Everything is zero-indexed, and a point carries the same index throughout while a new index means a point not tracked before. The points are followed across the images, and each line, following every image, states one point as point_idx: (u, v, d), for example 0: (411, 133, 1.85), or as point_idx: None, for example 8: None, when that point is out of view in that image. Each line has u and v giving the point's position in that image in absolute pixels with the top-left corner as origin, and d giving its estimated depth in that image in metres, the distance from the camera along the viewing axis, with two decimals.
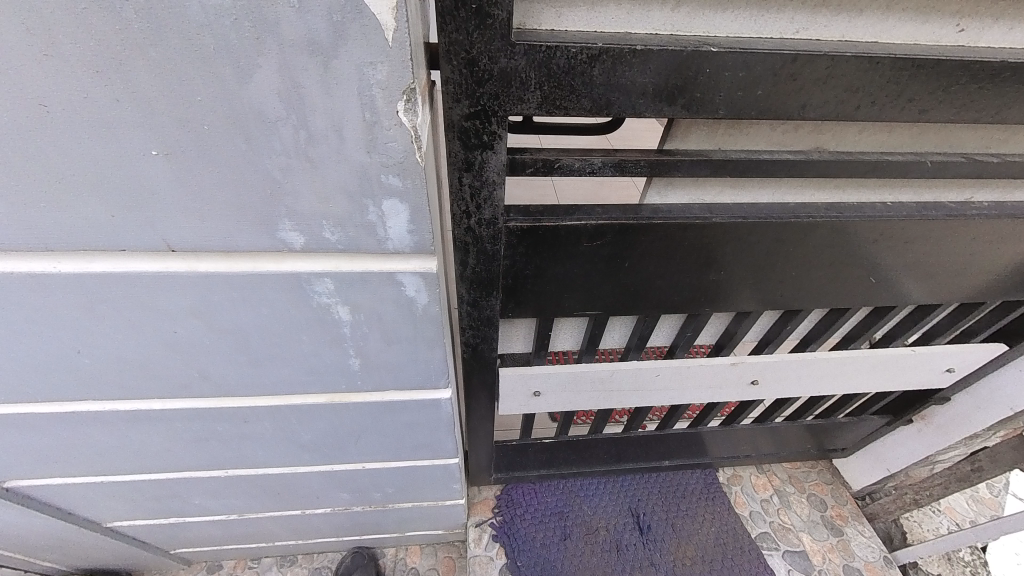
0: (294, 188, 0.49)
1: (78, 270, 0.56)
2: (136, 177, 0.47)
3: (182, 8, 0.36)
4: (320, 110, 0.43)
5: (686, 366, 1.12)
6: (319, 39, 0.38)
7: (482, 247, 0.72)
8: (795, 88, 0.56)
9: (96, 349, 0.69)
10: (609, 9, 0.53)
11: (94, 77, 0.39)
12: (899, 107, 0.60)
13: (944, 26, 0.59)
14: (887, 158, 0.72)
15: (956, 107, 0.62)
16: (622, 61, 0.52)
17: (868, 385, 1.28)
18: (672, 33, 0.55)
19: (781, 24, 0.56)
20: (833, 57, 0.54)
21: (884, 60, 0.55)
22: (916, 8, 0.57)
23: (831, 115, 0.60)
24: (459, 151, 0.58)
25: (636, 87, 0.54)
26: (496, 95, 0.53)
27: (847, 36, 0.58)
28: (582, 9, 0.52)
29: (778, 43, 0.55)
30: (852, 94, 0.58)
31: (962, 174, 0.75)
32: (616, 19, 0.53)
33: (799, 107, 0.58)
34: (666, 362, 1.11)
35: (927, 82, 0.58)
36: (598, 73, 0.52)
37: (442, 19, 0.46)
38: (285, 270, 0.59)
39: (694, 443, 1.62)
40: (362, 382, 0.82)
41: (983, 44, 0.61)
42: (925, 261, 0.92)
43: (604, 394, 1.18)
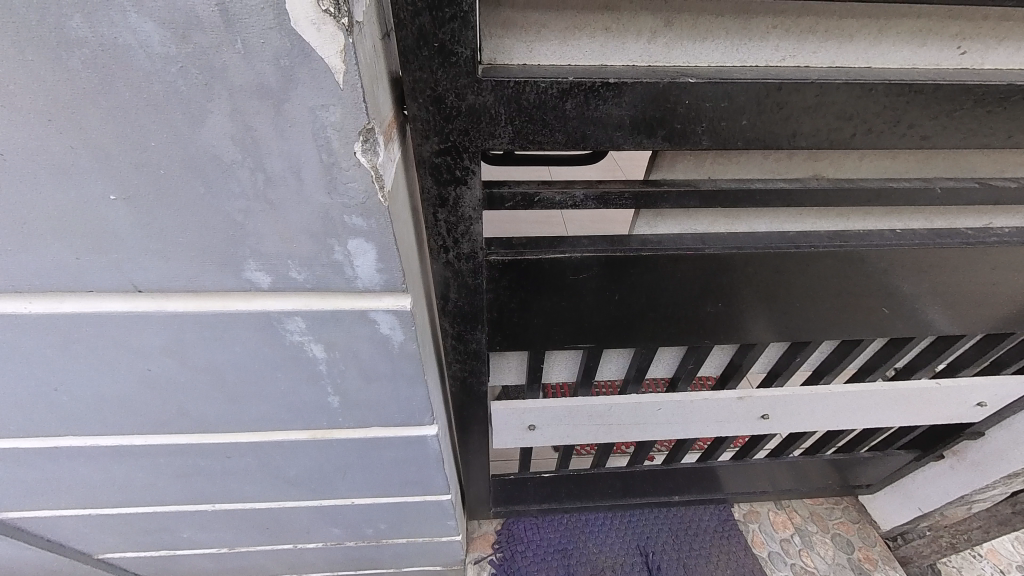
0: (257, 230, 0.48)
1: (47, 310, 0.56)
2: (97, 221, 0.46)
3: (128, 58, 0.35)
4: (275, 152, 0.42)
5: (690, 400, 1.07)
6: (268, 84, 0.37)
7: (463, 280, 0.70)
8: (783, 117, 0.53)
9: (73, 386, 0.68)
10: (582, 43, 0.51)
11: (47, 126, 0.39)
12: (899, 134, 0.56)
13: (944, 50, 0.55)
14: (891, 186, 0.68)
15: (962, 133, 0.58)
16: (595, 95, 0.50)
17: (889, 420, 1.19)
18: (650, 63, 0.53)
19: (765, 52, 0.54)
20: (822, 84, 0.51)
21: (878, 87, 0.52)
22: (912, 31, 0.54)
23: (825, 143, 0.57)
24: (432, 187, 0.57)
25: (612, 120, 0.52)
26: (465, 131, 0.52)
27: (838, 62, 0.55)
28: (554, 43, 0.51)
29: (762, 72, 0.53)
30: (845, 122, 0.55)
31: (976, 201, 0.70)
32: (590, 52, 0.52)
33: (789, 136, 0.55)
34: (668, 395, 1.06)
35: (927, 107, 0.55)
36: (570, 107, 0.51)
37: (405, 59, 0.45)
38: (254, 309, 0.57)
39: (705, 478, 1.53)
40: (343, 418, 0.80)
41: (988, 66, 0.58)
42: (943, 290, 0.86)
43: (603, 428, 1.12)
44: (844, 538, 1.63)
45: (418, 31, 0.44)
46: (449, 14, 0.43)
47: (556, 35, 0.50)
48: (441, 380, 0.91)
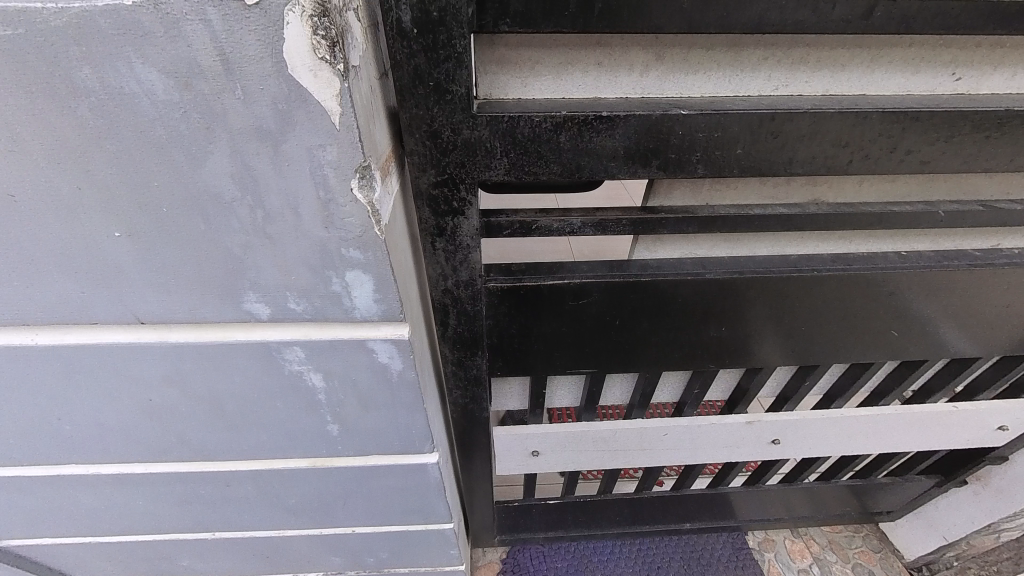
0: (256, 263, 0.49)
1: (52, 341, 0.56)
2: (101, 256, 0.47)
3: (133, 104, 0.37)
4: (274, 190, 0.43)
5: (697, 425, 1.04)
6: (267, 126, 0.38)
7: (463, 307, 0.70)
8: (778, 145, 0.54)
9: (77, 415, 0.68)
10: (575, 77, 0.52)
11: (56, 169, 0.40)
12: (897, 160, 0.56)
13: (938, 76, 0.56)
14: (893, 210, 0.67)
15: (963, 158, 0.57)
16: (589, 127, 0.51)
17: (906, 444, 1.15)
18: (643, 96, 0.54)
19: (757, 82, 0.54)
20: (815, 113, 0.52)
21: (873, 115, 0.52)
22: (904, 59, 0.54)
23: (822, 170, 0.56)
24: (430, 217, 0.57)
25: (607, 151, 0.53)
26: (462, 164, 0.53)
27: (831, 91, 0.56)
28: (548, 78, 0.52)
29: (755, 102, 0.53)
30: (841, 149, 0.55)
31: (981, 223, 0.69)
32: (583, 85, 0.53)
33: (785, 163, 0.55)
34: (674, 420, 1.04)
35: (924, 133, 0.54)
36: (565, 139, 0.52)
37: (401, 97, 0.47)
38: (254, 339, 0.58)
39: (717, 504, 1.48)
40: (343, 446, 0.79)
41: (985, 91, 0.58)
42: (954, 312, 0.84)
43: (609, 453, 1.10)
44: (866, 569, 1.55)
45: (414, 71, 0.45)
46: (444, 55, 0.44)
47: (549, 70, 0.52)
48: (442, 406, 0.90)
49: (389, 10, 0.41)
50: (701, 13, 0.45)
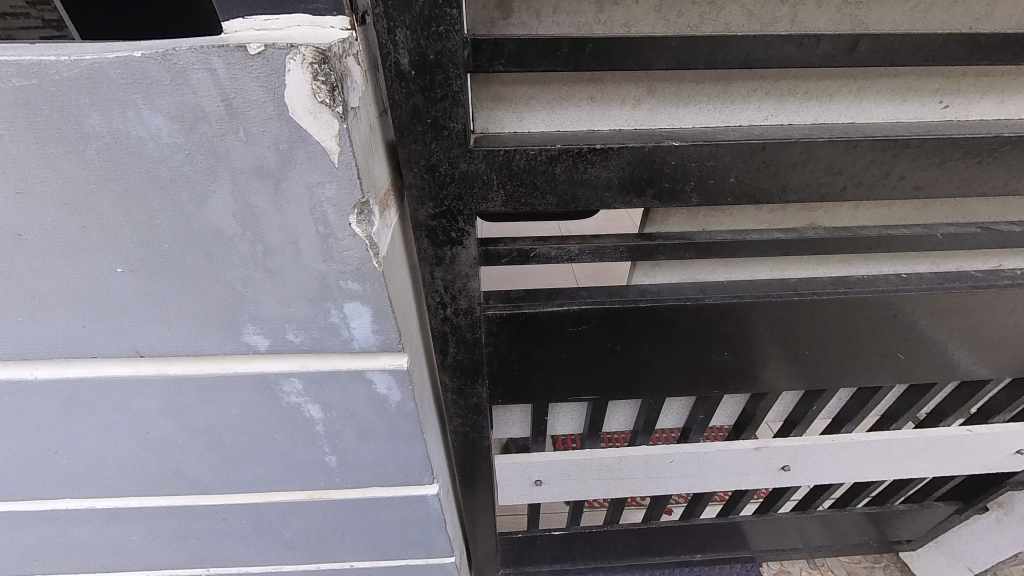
0: (255, 296, 0.49)
1: (52, 375, 0.57)
2: (103, 291, 0.48)
3: (139, 147, 0.38)
4: (274, 225, 0.43)
5: (704, 452, 1.02)
6: (267, 166, 0.39)
7: (462, 335, 0.69)
8: (770, 173, 0.54)
9: (73, 449, 0.68)
10: (569, 111, 0.54)
11: (63, 208, 0.41)
12: (891, 185, 0.57)
13: (926, 104, 0.57)
14: (891, 233, 0.67)
15: (956, 183, 0.58)
16: (584, 160, 0.52)
17: (921, 470, 1.12)
18: (636, 128, 0.56)
19: (747, 114, 0.56)
20: (807, 142, 0.53)
21: (864, 143, 0.53)
22: (891, 89, 0.55)
23: (816, 196, 0.57)
24: (428, 247, 0.58)
25: (602, 182, 0.54)
26: (459, 196, 0.54)
27: (821, 120, 0.57)
28: (542, 112, 0.54)
29: (746, 132, 0.54)
30: (834, 176, 0.55)
31: (981, 245, 0.69)
32: (577, 119, 0.55)
33: (779, 191, 0.56)
34: (680, 447, 1.02)
35: (916, 160, 0.55)
36: (560, 171, 0.53)
37: (400, 134, 0.48)
38: (252, 371, 0.57)
39: (729, 535, 1.42)
40: (341, 478, 0.77)
41: (974, 117, 0.59)
42: (961, 334, 0.82)
43: (614, 481, 1.08)
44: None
45: (412, 109, 0.46)
46: (440, 94, 0.46)
47: (543, 105, 0.53)
48: (442, 435, 0.89)
49: (388, 54, 0.43)
50: (689, 51, 0.47)
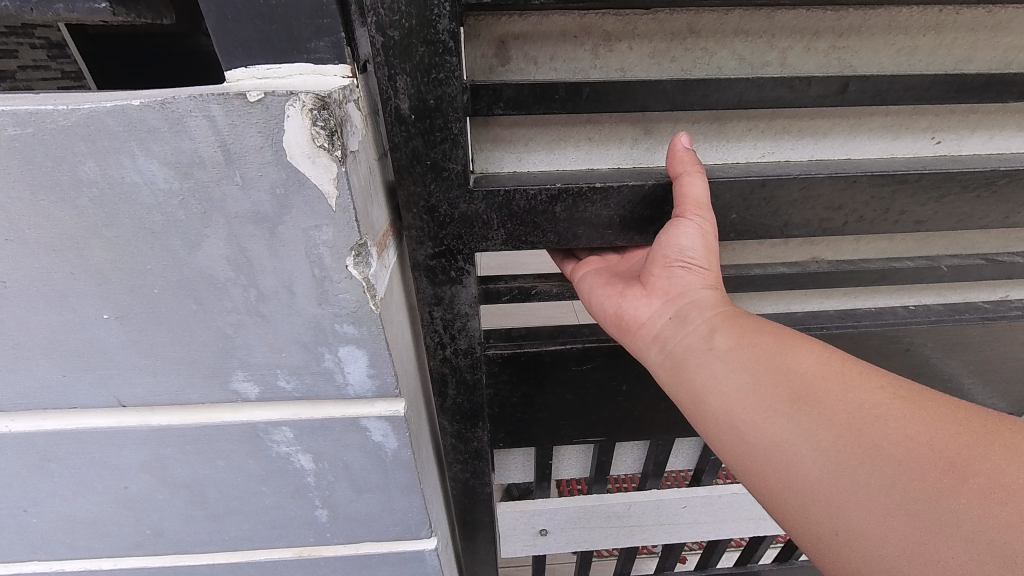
0: (246, 343, 0.47)
1: (28, 428, 0.53)
2: (87, 340, 0.46)
3: (133, 194, 0.37)
4: (269, 270, 0.42)
5: (717, 495, 0.99)
6: (263, 211, 0.39)
7: (462, 377, 0.67)
8: (771, 210, 0.54)
9: (45, 508, 0.63)
10: (568, 151, 0.55)
11: (50, 256, 0.40)
12: (892, 220, 0.57)
13: (918, 140, 0.58)
14: (894, 267, 0.67)
15: (957, 217, 0.58)
16: (584, 198, 0.52)
17: None
18: (634, 166, 0.56)
19: (743, 152, 0.56)
20: (805, 179, 0.53)
21: (862, 179, 0.53)
22: (883, 126, 0.56)
23: (818, 232, 0.57)
24: (427, 287, 0.57)
25: (602, 220, 0.53)
26: (459, 236, 0.53)
27: (816, 156, 0.58)
28: (542, 153, 0.55)
29: (745, 170, 0.55)
30: (834, 212, 0.55)
31: (987, 277, 0.69)
32: (576, 159, 0.55)
33: (780, 226, 0.56)
34: (692, 491, 0.98)
35: (915, 194, 0.55)
36: (560, 210, 0.52)
37: (399, 176, 0.48)
38: (241, 420, 0.54)
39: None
40: (332, 534, 0.72)
41: (966, 152, 0.59)
42: (976, 367, 0.80)
43: (623, 529, 1.02)
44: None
45: (411, 151, 0.46)
46: (440, 137, 0.46)
47: (542, 146, 0.54)
48: (440, 483, 0.84)
49: (388, 99, 0.44)
50: (684, 94, 0.48)
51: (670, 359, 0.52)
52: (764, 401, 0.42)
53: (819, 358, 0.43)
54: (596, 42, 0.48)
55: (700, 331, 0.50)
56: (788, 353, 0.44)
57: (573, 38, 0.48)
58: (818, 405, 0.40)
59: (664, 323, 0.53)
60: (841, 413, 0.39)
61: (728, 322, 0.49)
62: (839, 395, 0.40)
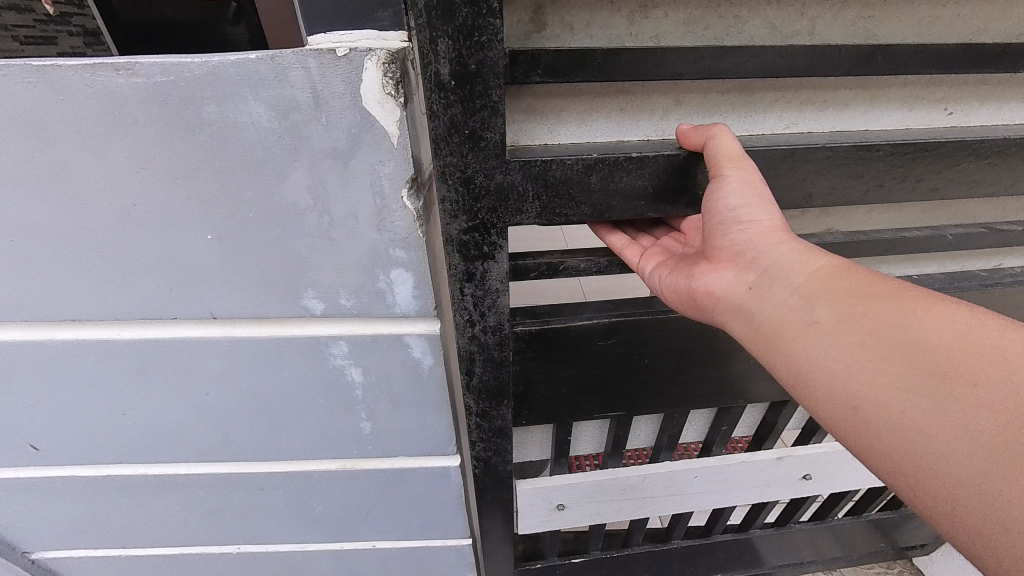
0: (317, 263, 0.58)
1: (135, 336, 0.66)
2: (190, 258, 0.57)
3: (243, 131, 0.47)
4: (340, 199, 0.52)
5: (728, 465, 1.08)
6: (340, 147, 0.49)
7: (490, 351, 0.74)
8: (801, 175, 0.62)
9: (140, 412, 0.76)
10: (599, 122, 0.64)
11: (172, 183, 0.51)
12: (911, 187, 0.64)
13: (933, 111, 0.66)
14: (904, 237, 0.75)
15: (969, 184, 0.66)
16: (617, 168, 0.60)
17: None
18: (662, 136, 0.66)
19: (768, 122, 0.65)
20: (831, 149, 0.60)
21: (884, 148, 0.61)
22: (901, 96, 0.65)
23: (842, 199, 0.64)
24: (460, 262, 0.64)
25: (636, 189, 0.62)
26: (493, 209, 0.61)
27: (836, 126, 0.66)
28: (573, 125, 0.64)
29: (771, 138, 0.63)
30: (859, 178, 0.63)
31: (988, 244, 0.77)
32: (606, 129, 0.65)
33: (807, 194, 0.63)
34: (703, 462, 1.08)
35: (932, 163, 0.63)
36: (596, 179, 0.61)
37: (440, 146, 0.55)
38: (306, 334, 0.66)
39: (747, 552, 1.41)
40: (372, 448, 0.84)
41: (978, 122, 0.68)
42: None
43: (633, 500, 1.12)
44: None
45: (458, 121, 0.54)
46: (479, 103, 0.53)
47: (573, 118, 0.63)
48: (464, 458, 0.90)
49: (432, 66, 0.50)
50: (716, 60, 0.56)
51: (762, 330, 0.55)
52: (898, 380, 0.44)
53: (953, 328, 0.43)
54: (632, 9, 0.57)
55: (795, 304, 0.52)
56: (915, 323, 0.45)
57: (609, 6, 0.56)
58: (955, 378, 0.41)
59: (745, 294, 0.57)
60: (981, 387, 0.40)
61: (833, 292, 0.50)
62: (979, 368, 0.41)
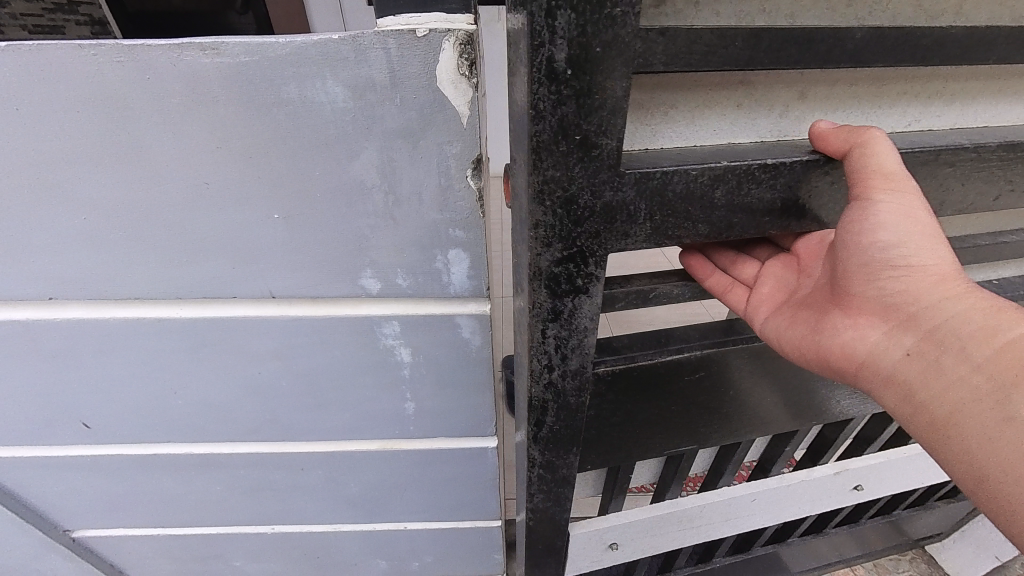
0: (378, 243, 0.60)
1: (193, 314, 0.67)
2: (255, 237, 0.59)
3: (319, 111, 0.49)
4: (406, 179, 0.54)
5: (787, 485, 0.97)
6: (411, 127, 0.50)
7: (565, 401, 0.61)
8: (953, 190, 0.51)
9: (190, 391, 0.78)
10: (706, 122, 0.50)
11: (244, 162, 0.52)
12: None
13: None
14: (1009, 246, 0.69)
15: None
16: (750, 179, 0.46)
17: None
18: (776, 139, 0.53)
19: (892, 119, 0.54)
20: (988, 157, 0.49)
21: None
22: None
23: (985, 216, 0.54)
24: (547, 299, 0.51)
25: (764, 204, 0.48)
26: (595, 232, 0.47)
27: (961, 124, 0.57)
28: (680, 123, 0.50)
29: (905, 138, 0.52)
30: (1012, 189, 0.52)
31: None
32: (715, 132, 0.51)
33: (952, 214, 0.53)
34: (764, 484, 0.97)
35: None
36: (721, 194, 0.46)
37: (540, 155, 0.41)
38: (360, 313, 0.68)
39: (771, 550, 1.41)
40: (413, 428, 0.86)
41: None
42: None
43: (694, 535, 1.05)
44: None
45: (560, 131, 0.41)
46: (597, 101, 0.40)
47: (683, 116, 0.49)
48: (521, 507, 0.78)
49: (541, 46, 0.37)
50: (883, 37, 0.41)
51: (927, 410, 0.48)
52: None
53: None
54: None
55: (979, 385, 0.45)
56: None
57: None
58: None
59: (903, 358, 0.50)
60: None
61: None
62: None
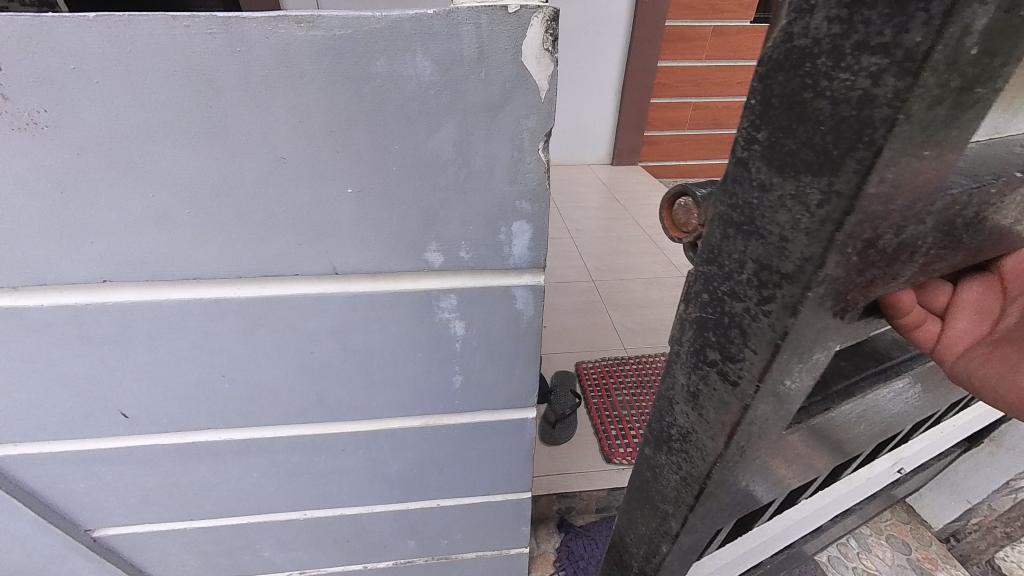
0: (446, 216, 0.62)
1: (251, 294, 0.68)
2: (326, 212, 0.60)
3: (404, 85, 0.51)
4: (481, 152, 0.57)
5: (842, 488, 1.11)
6: (492, 100, 0.53)
7: (759, 456, 0.60)
8: None
9: (239, 374, 0.78)
10: None
11: (325, 136, 0.53)
12: None
13: None
14: None
15: None
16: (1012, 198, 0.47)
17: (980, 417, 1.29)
18: None
19: None
20: None
21: None
22: None
23: None
24: (789, 359, 0.48)
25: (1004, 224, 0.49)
26: (879, 276, 0.43)
27: None
28: None
29: None
30: None
31: None
32: None
33: None
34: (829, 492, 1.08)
35: None
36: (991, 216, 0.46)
37: (859, 195, 0.36)
38: (420, 288, 0.70)
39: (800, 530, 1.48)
40: (458, 402, 0.89)
41: None
42: None
43: (772, 546, 1.10)
44: (932, 571, 1.57)
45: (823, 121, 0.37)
46: (965, 102, 0.34)
47: None
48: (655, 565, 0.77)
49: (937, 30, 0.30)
50: None
51: None
52: None
53: None
54: None
55: None
56: None
57: None
58: None
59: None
60: None
61: None
62: None
